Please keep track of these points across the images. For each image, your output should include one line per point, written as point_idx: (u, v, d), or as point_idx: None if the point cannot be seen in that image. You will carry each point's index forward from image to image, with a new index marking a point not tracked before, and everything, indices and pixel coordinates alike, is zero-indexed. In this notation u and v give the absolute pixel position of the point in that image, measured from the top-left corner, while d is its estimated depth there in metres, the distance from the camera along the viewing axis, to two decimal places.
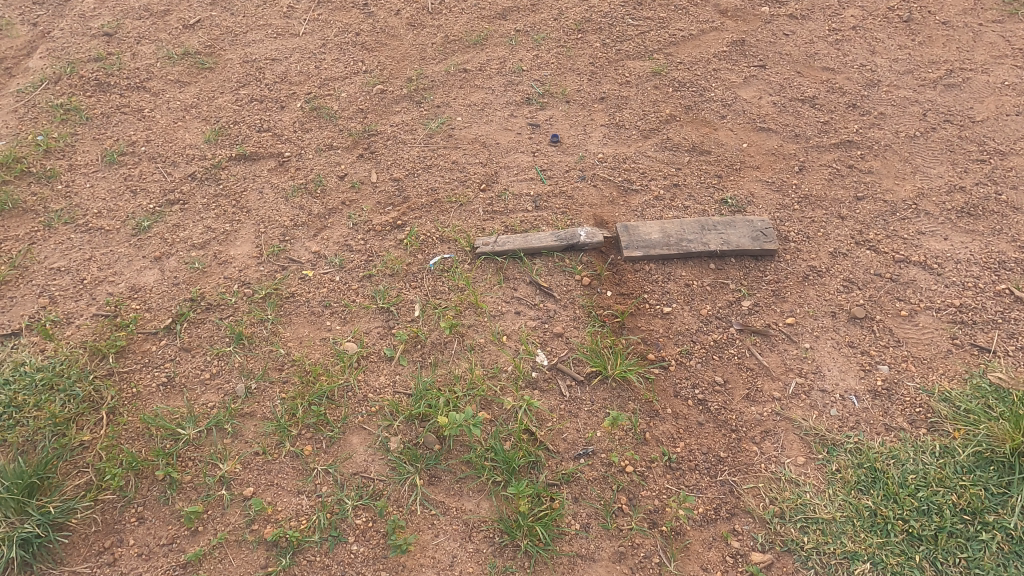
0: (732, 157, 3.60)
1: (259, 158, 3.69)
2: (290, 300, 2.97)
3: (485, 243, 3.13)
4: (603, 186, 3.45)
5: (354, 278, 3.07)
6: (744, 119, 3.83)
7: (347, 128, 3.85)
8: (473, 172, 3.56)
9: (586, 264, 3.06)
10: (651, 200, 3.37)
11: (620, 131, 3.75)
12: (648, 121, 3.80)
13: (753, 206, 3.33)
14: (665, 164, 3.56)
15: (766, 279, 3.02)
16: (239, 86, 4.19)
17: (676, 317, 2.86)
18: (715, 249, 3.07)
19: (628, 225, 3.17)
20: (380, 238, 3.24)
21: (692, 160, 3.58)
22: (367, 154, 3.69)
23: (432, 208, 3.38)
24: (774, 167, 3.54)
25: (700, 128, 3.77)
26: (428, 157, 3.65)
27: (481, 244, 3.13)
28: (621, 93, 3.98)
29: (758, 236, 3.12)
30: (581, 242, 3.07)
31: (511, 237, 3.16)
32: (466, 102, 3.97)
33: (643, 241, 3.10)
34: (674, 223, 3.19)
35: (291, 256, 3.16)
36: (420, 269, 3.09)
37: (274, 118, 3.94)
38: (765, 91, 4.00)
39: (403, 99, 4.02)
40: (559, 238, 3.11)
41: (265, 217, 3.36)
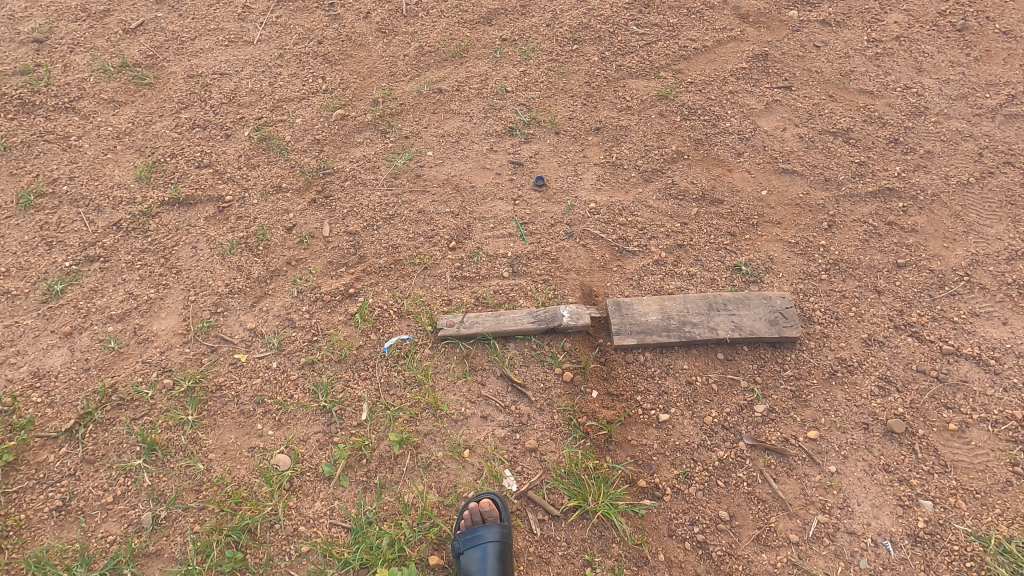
0: (748, 208, 3.04)
1: (196, 202, 3.18)
2: (216, 394, 2.51)
3: (448, 323, 2.62)
4: (593, 246, 2.91)
5: (293, 365, 2.60)
6: (765, 157, 3.24)
7: (300, 164, 3.31)
8: (441, 224, 3.03)
9: (569, 353, 2.56)
10: (650, 265, 2.83)
11: (617, 172, 3.19)
12: (651, 159, 3.24)
13: (772, 275, 2.80)
14: (668, 216, 3.02)
15: (785, 375, 2.51)
16: (179, 108, 3.64)
17: (674, 428, 2.38)
18: (725, 336, 2.55)
19: (620, 302, 2.65)
20: (328, 311, 2.75)
21: (701, 212, 3.03)
22: (320, 198, 3.17)
23: (391, 272, 2.87)
24: (798, 223, 2.98)
25: (711, 168, 3.20)
26: (391, 204, 3.13)
27: (443, 325, 2.63)
28: (620, 122, 3.40)
29: (775, 319, 2.59)
30: (563, 326, 2.57)
31: (480, 315, 2.66)
32: (439, 132, 3.41)
33: (638, 324, 2.58)
34: (675, 299, 2.67)
35: (222, 334, 2.69)
36: (372, 354, 2.61)
37: (217, 149, 3.40)
38: (791, 121, 3.39)
39: (367, 127, 3.47)
40: (537, 318, 2.61)
41: (196, 281, 2.88)
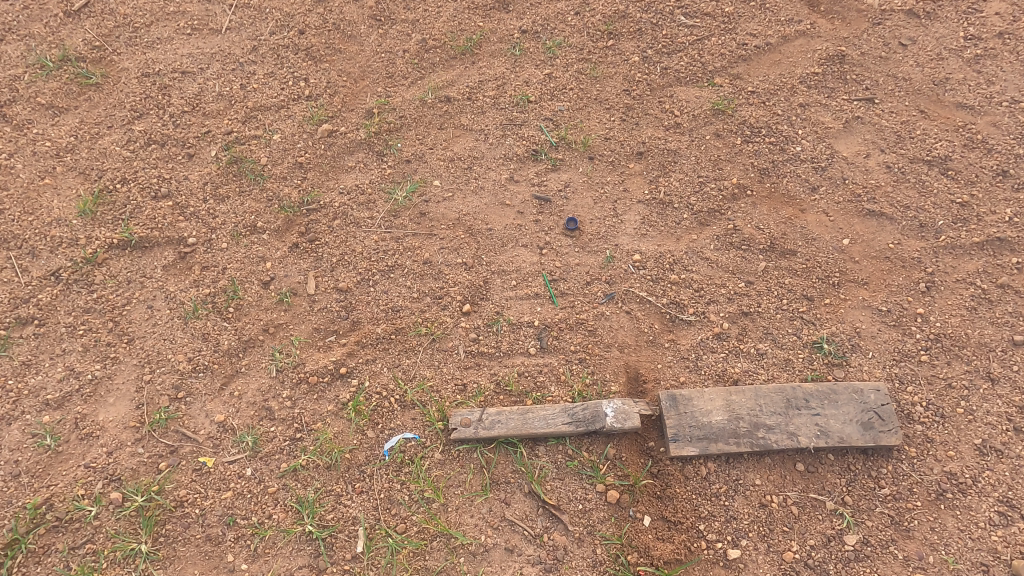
0: (826, 262, 2.49)
1: (153, 246, 2.61)
2: (177, 513, 2.03)
3: (464, 423, 2.11)
4: (639, 312, 2.39)
5: (272, 472, 2.11)
6: (844, 193, 2.66)
7: (278, 196, 2.72)
8: (452, 280, 2.49)
9: (613, 463, 2.07)
10: (708, 341, 2.31)
11: (665, 213, 2.63)
12: (706, 195, 2.66)
13: (860, 354, 2.27)
14: (729, 273, 2.47)
15: (881, 494, 2.03)
16: (132, 117, 3.00)
17: (746, 568, 1.91)
18: (808, 444, 2.05)
19: (676, 396, 2.13)
20: (315, 398, 2.25)
21: (769, 267, 2.48)
22: (303, 241, 2.60)
23: (391, 344, 2.35)
24: (888, 283, 2.44)
25: (780, 208, 2.63)
26: (390, 251, 2.57)
27: (458, 426, 2.11)
28: (668, 145, 2.80)
29: (869, 421, 2.09)
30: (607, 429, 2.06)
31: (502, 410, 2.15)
32: (447, 155, 2.82)
33: (699, 427, 2.07)
34: (744, 391, 2.15)
35: (184, 429, 2.19)
36: (370, 459, 2.12)
37: (178, 174, 2.80)
38: (874, 145, 2.79)
39: (360, 147, 2.87)
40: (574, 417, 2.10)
41: (152, 353, 2.34)
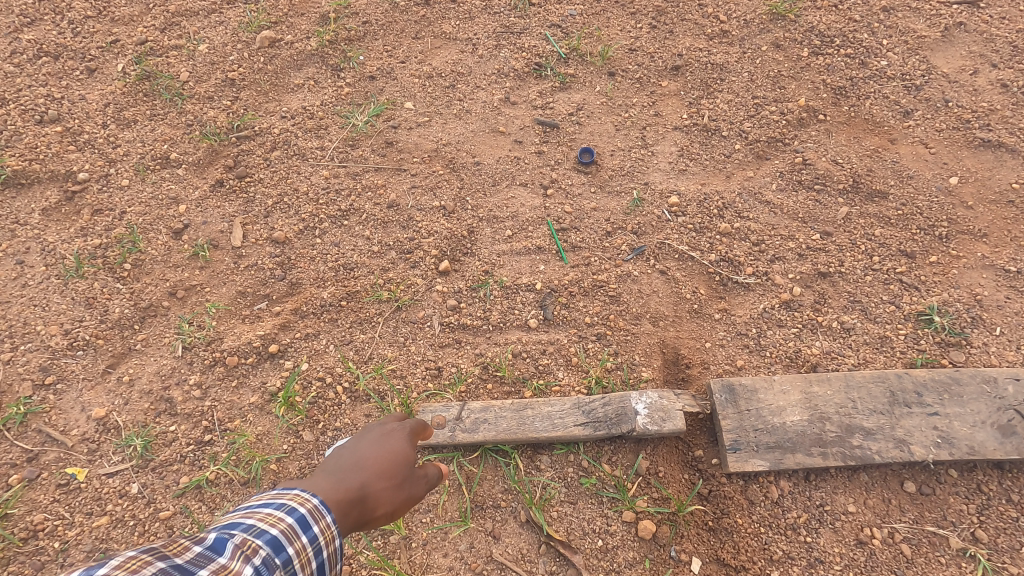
0: (928, 206, 1.85)
1: (32, 183, 1.97)
2: (28, 549, 1.43)
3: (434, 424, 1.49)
4: (677, 272, 1.76)
5: (168, 489, 1.51)
6: (947, 118, 2.01)
7: (201, 120, 2.07)
8: (426, 228, 1.86)
9: (646, 481, 1.47)
10: (774, 311, 1.69)
11: (710, 143, 1.98)
12: (764, 120, 2.01)
13: (984, 331, 1.65)
14: (798, 221, 1.84)
15: None
16: (20, 22, 2.32)
17: None
18: (925, 457, 1.44)
19: (734, 387, 1.52)
20: (234, 386, 1.64)
21: (851, 213, 1.84)
22: (230, 178, 1.96)
23: (341, 313, 1.73)
24: (1014, 235, 1.80)
25: (862, 138, 1.98)
26: (344, 191, 1.93)
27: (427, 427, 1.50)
28: (713, 58, 2.14)
29: (1009, 424, 1.47)
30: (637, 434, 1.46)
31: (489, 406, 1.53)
32: (424, 70, 2.16)
33: (768, 432, 1.46)
34: (830, 380, 1.53)
35: (50, 428, 1.58)
36: (306, 472, 1.52)
37: (73, 93, 2.14)
38: (983, 58, 2.13)
39: (310, 61, 2.21)
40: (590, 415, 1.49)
41: (16, 324, 1.72)
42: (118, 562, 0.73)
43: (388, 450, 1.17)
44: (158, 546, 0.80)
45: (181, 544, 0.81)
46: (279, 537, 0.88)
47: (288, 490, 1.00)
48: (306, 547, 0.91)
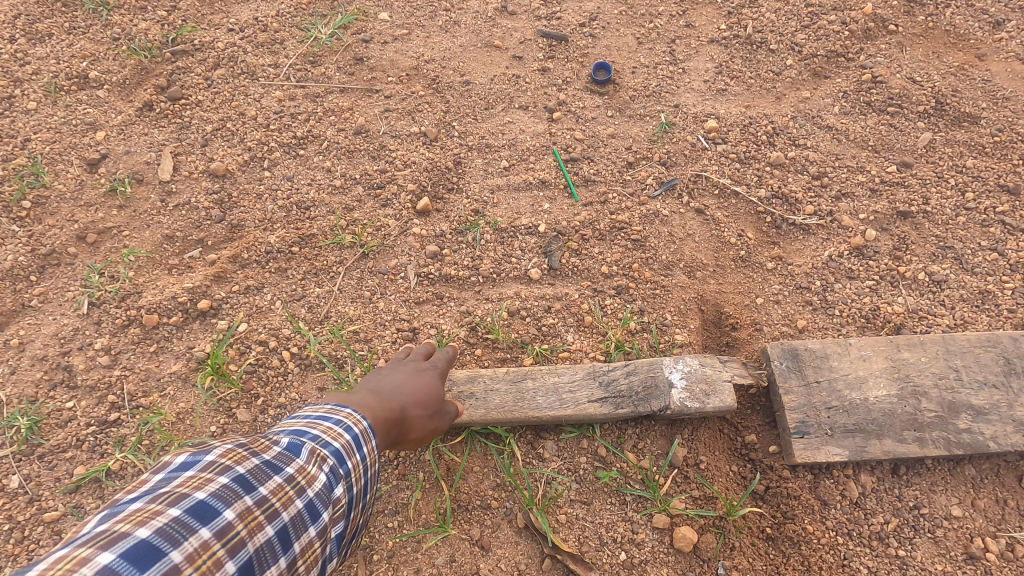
0: None
1: None
2: None
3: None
4: (717, 212, 1.39)
5: (58, 483, 1.16)
6: None
7: (130, 33, 1.69)
8: (402, 159, 1.49)
9: (683, 475, 1.12)
10: (843, 260, 1.32)
11: (754, 59, 1.61)
12: (821, 31, 1.63)
13: None
14: (867, 150, 1.46)
15: None
16: None
17: None
18: None
19: (797, 353, 1.15)
20: (151, 352, 1.28)
21: (936, 141, 1.47)
22: (162, 101, 1.59)
23: (292, 262, 1.37)
24: None
25: (943, 53, 1.60)
26: (302, 115, 1.56)
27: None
28: None
29: None
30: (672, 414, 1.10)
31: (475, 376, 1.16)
32: None
33: (846, 411, 1.10)
34: (924, 344, 1.16)
35: None
36: None
37: None
38: None
39: None
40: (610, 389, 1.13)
41: None
42: (221, 449, 0.69)
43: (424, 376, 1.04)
44: (243, 437, 0.75)
45: (261, 438, 0.75)
46: (346, 449, 0.79)
47: (343, 405, 0.87)
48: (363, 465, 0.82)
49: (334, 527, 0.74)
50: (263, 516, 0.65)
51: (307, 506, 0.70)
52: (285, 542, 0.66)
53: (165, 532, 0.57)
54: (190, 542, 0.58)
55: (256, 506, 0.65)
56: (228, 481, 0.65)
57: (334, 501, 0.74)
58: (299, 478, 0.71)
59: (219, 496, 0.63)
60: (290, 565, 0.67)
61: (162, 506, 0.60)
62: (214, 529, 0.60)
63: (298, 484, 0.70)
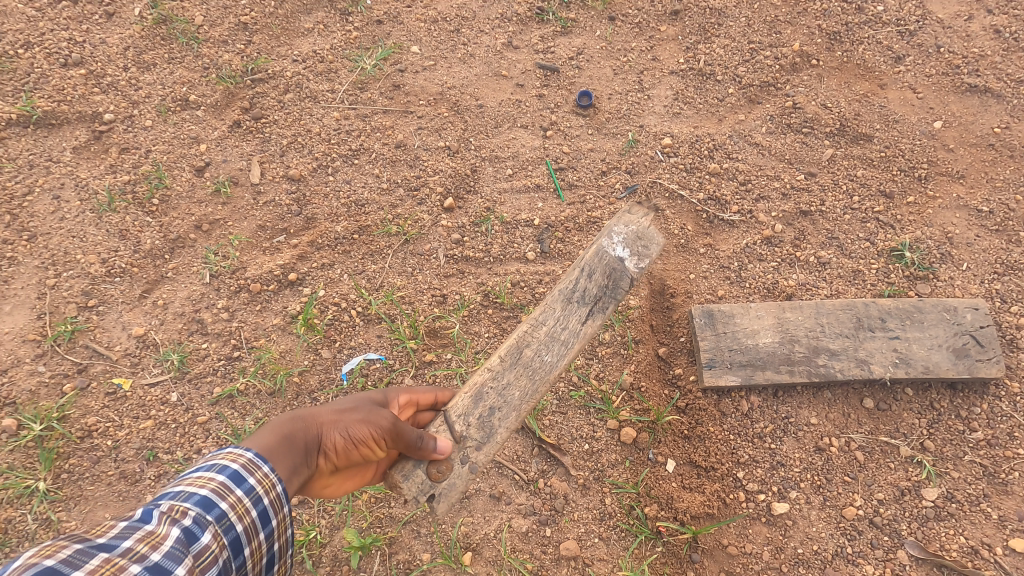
0: (913, 150, 1.93)
1: (61, 124, 2.10)
2: (83, 446, 1.64)
3: (440, 473, 1.23)
4: (667, 211, 1.88)
5: (203, 398, 1.70)
6: (939, 64, 2.07)
7: (217, 63, 2.17)
8: (432, 167, 1.97)
9: (629, 395, 1.64)
10: (756, 247, 1.81)
11: (704, 87, 2.07)
12: (757, 65, 2.08)
13: (953, 265, 1.77)
14: (784, 162, 1.93)
15: (971, 439, 1.58)
16: None
17: (795, 526, 1.49)
18: (883, 377, 1.58)
19: (714, 313, 1.66)
20: (257, 310, 1.80)
21: (838, 155, 1.93)
22: (247, 119, 2.08)
23: (354, 246, 1.88)
24: (991, 178, 1.90)
25: (853, 82, 2.06)
26: (355, 132, 2.04)
27: (407, 479, 1.24)
28: (712, 2, 2.19)
29: (963, 348, 1.61)
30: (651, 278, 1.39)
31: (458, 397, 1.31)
32: (430, 14, 2.23)
33: (742, 352, 1.61)
34: (802, 307, 1.67)
35: (95, 345, 1.77)
36: (324, 385, 1.70)
37: (93, 38, 2.24)
38: (980, 4, 2.17)
39: (319, 4, 2.28)
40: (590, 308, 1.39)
41: (58, 254, 1.89)
42: (30, 552, 0.71)
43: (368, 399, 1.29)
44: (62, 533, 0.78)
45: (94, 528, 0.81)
46: (215, 495, 0.95)
47: (217, 453, 1.04)
48: (241, 500, 0.98)
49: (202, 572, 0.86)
50: None
51: (149, 566, 0.78)
52: None
53: None
54: None
55: None
56: None
57: (196, 547, 0.87)
58: (140, 545, 0.80)
59: None
60: None
61: None
62: None
63: (141, 550, 0.79)
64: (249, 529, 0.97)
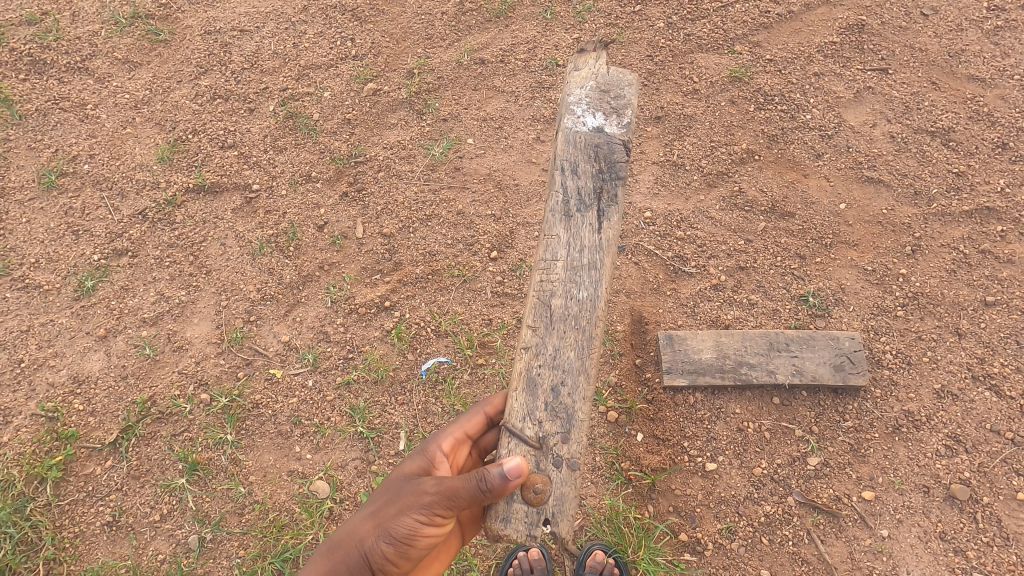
0: (822, 224, 2.74)
1: (222, 191, 3.00)
2: (253, 412, 2.50)
3: (542, 494, 1.47)
4: (646, 264, 2.70)
5: (330, 384, 2.55)
6: (847, 160, 2.88)
7: (330, 148, 3.06)
8: (482, 229, 2.82)
9: (614, 389, 2.45)
10: (706, 291, 2.62)
11: (677, 174, 2.89)
12: (715, 158, 2.91)
13: (842, 307, 2.56)
14: (730, 231, 2.74)
15: (844, 425, 2.36)
16: (198, 72, 3.34)
17: (720, 478, 2.28)
18: (783, 382, 2.37)
19: (672, 335, 2.47)
20: (363, 325, 2.66)
21: (769, 227, 2.74)
22: (352, 191, 2.96)
23: (428, 283, 2.72)
24: (877, 245, 2.68)
25: (785, 172, 2.87)
26: (428, 202, 2.91)
27: (509, 523, 1.48)
28: (685, 110, 3.04)
29: (840, 363, 2.39)
30: (631, 136, 1.61)
31: (516, 401, 1.55)
32: (481, 115, 3.12)
33: (690, 362, 2.41)
34: (733, 334, 2.47)
35: (256, 346, 2.63)
36: (409, 377, 2.54)
37: (241, 127, 3.16)
38: (882, 114, 2.99)
39: (402, 105, 3.18)
40: (594, 200, 1.59)
41: (227, 283, 2.78)
42: None
43: (399, 491, 1.68)
44: None
45: None
46: None
47: None
48: None
49: None
50: None
51: None
52: None
53: None
54: None
55: None
56: None
57: None
58: None
59: None
60: None
61: None
62: None
63: None
64: None
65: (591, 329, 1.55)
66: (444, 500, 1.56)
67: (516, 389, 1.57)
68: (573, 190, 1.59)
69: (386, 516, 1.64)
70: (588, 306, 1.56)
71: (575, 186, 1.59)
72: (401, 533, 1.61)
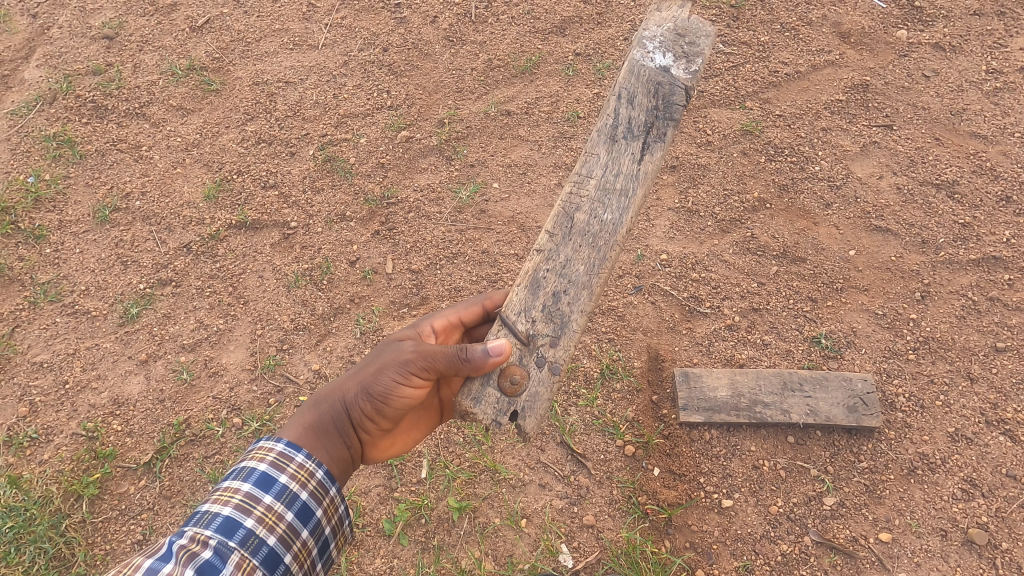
0: (832, 269, 2.85)
1: (262, 227, 3.20)
2: None
3: (518, 385, 1.60)
4: (662, 303, 2.82)
5: None
6: (855, 210, 3.01)
7: (364, 190, 3.27)
8: (506, 267, 2.98)
9: (631, 424, 2.52)
10: (721, 331, 2.71)
11: (691, 220, 3.04)
12: (729, 206, 3.06)
13: (855, 350, 2.63)
14: (744, 274, 2.86)
15: (859, 466, 2.39)
16: (245, 119, 3.62)
17: (736, 515, 2.31)
18: (797, 421, 2.43)
19: (687, 372, 2.55)
20: None
21: (781, 271, 2.85)
22: (383, 229, 3.14)
23: None
24: (887, 290, 2.78)
25: (795, 220, 3.01)
26: (455, 241, 3.08)
27: (479, 403, 1.62)
28: (699, 160, 3.22)
29: (854, 405, 2.45)
30: (695, 84, 1.74)
31: (517, 296, 1.68)
32: (506, 161, 3.33)
33: (706, 399, 2.49)
34: (747, 373, 2.55)
35: (287, 373, 2.76)
36: None
37: (282, 169, 3.39)
38: (889, 167, 3.14)
39: (432, 151, 3.40)
40: (642, 132, 1.74)
41: (263, 313, 2.93)
42: (213, 502, 1.49)
43: (382, 353, 1.83)
44: (222, 490, 1.53)
45: (231, 490, 1.53)
46: (281, 459, 1.62)
47: (259, 443, 1.65)
48: (301, 465, 1.63)
49: (299, 489, 1.60)
50: (263, 516, 1.51)
51: (272, 495, 1.55)
52: (291, 519, 1.56)
53: (243, 540, 1.45)
54: (252, 521, 1.49)
55: (255, 516, 1.50)
56: (230, 511, 1.48)
57: (286, 478, 1.59)
58: (265, 516, 1.51)
59: (235, 516, 1.47)
60: (280, 518, 1.54)
61: (220, 531, 1.43)
62: (243, 526, 1.47)
63: (267, 508, 1.53)
64: (322, 476, 1.66)
65: (606, 250, 1.69)
66: (425, 356, 1.72)
67: (521, 284, 1.70)
68: (625, 119, 1.75)
69: (368, 373, 1.78)
70: (609, 228, 1.70)
71: (628, 116, 1.75)
72: (381, 387, 1.75)
